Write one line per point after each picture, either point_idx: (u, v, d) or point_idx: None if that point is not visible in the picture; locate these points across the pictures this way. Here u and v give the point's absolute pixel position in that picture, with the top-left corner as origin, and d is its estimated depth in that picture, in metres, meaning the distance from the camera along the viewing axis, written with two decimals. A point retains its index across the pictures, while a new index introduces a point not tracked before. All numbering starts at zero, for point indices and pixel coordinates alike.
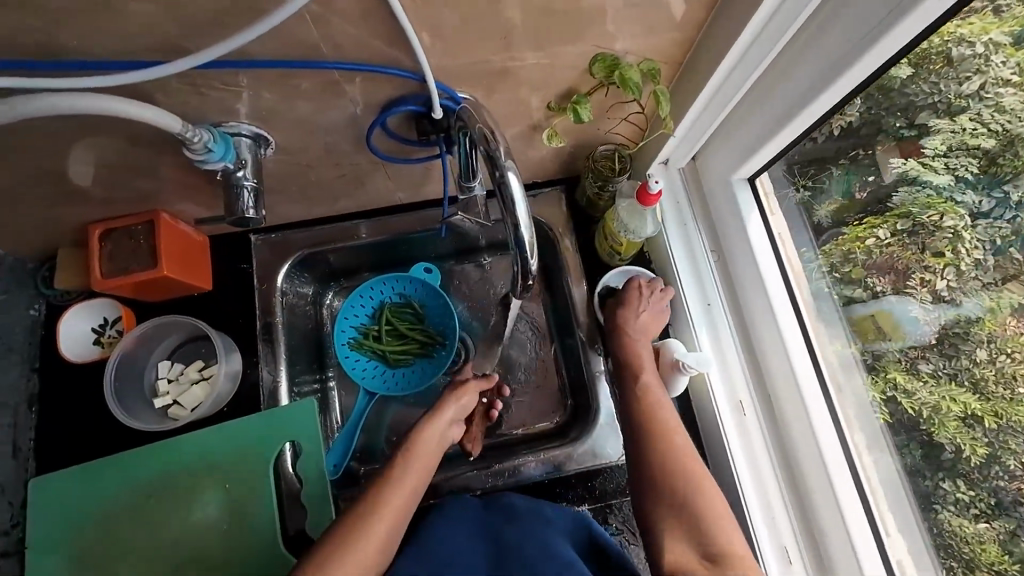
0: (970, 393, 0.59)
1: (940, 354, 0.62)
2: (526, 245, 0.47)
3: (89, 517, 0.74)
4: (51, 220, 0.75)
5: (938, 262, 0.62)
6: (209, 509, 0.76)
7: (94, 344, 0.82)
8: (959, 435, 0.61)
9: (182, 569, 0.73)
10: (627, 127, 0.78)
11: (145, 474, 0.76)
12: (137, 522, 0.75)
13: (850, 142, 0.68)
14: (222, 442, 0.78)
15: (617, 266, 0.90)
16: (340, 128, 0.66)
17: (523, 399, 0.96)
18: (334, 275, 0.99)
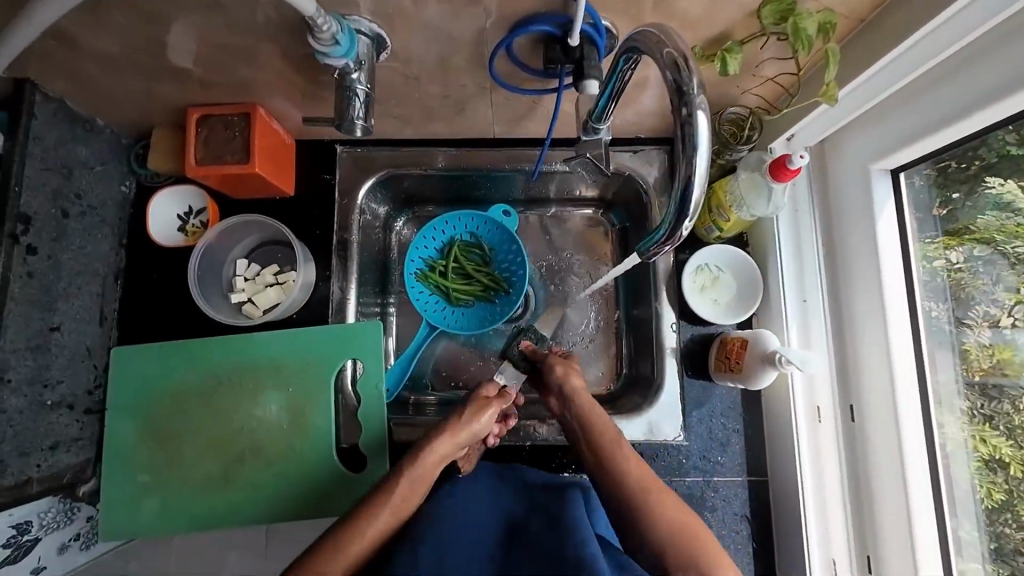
0: (1002, 438, 0.61)
1: (982, 395, 0.63)
2: (691, 205, 0.43)
3: (163, 393, 0.78)
4: (153, 96, 0.73)
5: (1009, 304, 0.61)
6: (271, 408, 0.78)
7: (178, 230, 0.83)
8: (979, 475, 0.63)
9: (242, 456, 0.77)
10: (767, 89, 0.70)
11: (214, 363, 0.79)
12: (204, 406, 0.78)
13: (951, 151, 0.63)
14: (290, 347, 0.79)
15: (715, 243, 0.83)
16: (461, 40, 0.60)
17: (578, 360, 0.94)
18: (409, 202, 0.97)
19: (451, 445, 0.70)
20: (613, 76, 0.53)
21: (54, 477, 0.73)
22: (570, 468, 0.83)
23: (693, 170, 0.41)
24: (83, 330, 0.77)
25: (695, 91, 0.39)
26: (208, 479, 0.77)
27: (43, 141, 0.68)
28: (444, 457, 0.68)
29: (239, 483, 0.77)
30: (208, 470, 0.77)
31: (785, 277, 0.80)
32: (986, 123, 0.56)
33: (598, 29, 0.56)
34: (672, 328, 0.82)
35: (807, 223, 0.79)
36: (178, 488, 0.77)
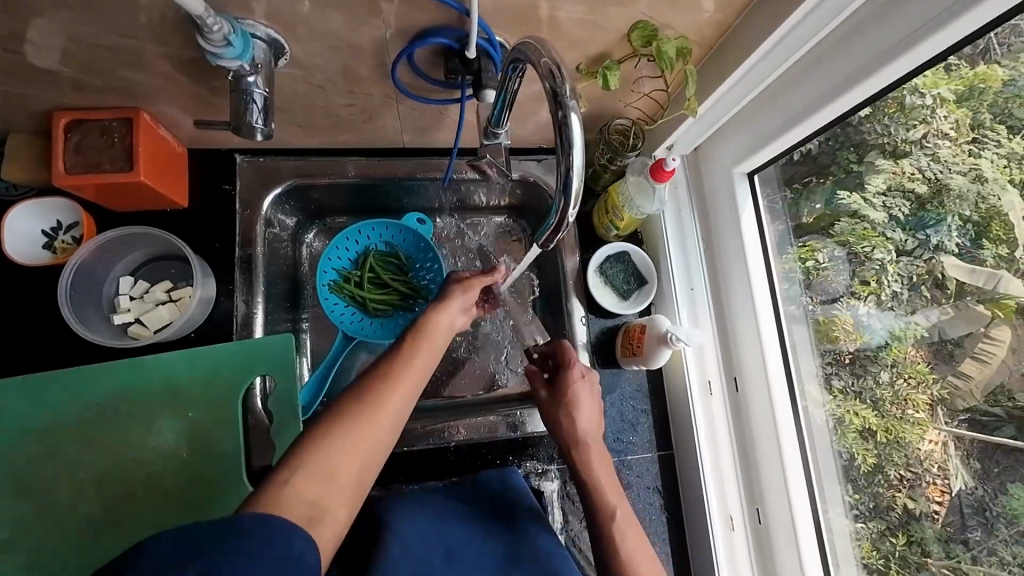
0: (869, 410, 0.71)
1: (850, 373, 0.74)
2: (573, 192, 0.48)
3: (28, 429, 0.69)
4: (9, 98, 0.66)
5: (857, 292, 0.73)
6: (166, 436, 0.72)
7: (44, 248, 0.74)
8: (855, 444, 0.73)
9: (129, 491, 0.70)
10: (644, 103, 0.80)
11: (92, 390, 0.71)
12: (81, 440, 0.70)
13: (807, 170, 0.77)
14: (187, 368, 0.74)
15: (612, 242, 0.91)
16: (364, 49, 0.62)
17: (496, 360, 0.95)
18: (319, 214, 0.95)
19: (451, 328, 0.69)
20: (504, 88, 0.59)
21: None
22: (495, 464, 0.84)
23: (572, 164, 0.47)
24: None
25: (568, 94, 0.45)
26: (83, 522, 0.68)
27: None
28: (440, 341, 0.65)
29: (123, 522, 0.69)
30: (84, 512, 0.68)
31: (674, 271, 0.89)
32: (811, 129, 0.70)
33: (493, 43, 0.62)
34: (582, 321, 0.89)
35: (688, 225, 0.90)
36: (43, 536, 0.67)
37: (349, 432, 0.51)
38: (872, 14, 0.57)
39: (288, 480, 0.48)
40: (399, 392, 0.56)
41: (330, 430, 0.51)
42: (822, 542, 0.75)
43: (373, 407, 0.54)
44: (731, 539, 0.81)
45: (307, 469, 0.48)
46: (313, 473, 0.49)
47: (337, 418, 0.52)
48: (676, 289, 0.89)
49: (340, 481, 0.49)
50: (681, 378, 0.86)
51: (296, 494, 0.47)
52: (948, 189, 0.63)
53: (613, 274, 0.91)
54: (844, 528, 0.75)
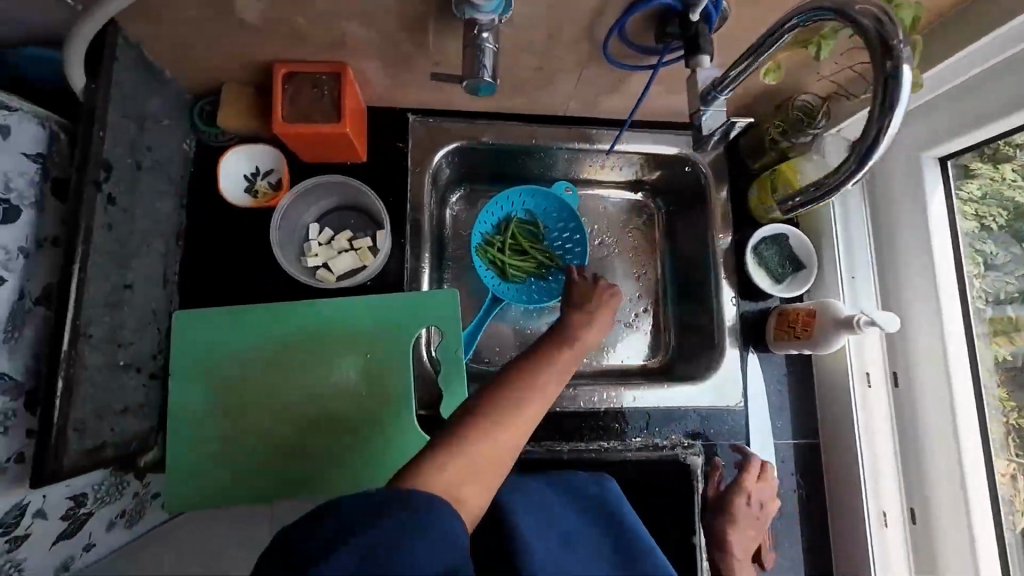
0: None
1: None
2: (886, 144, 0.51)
3: (229, 360, 0.76)
4: (238, 48, 0.71)
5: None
6: (347, 374, 0.77)
7: (246, 192, 0.80)
8: None
9: (315, 424, 0.76)
10: (839, 76, 0.76)
11: (283, 330, 0.77)
12: (274, 374, 0.77)
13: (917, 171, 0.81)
14: (366, 313, 0.79)
15: (769, 224, 0.88)
16: (584, 9, 0.62)
17: (624, 335, 0.98)
18: (469, 177, 0.99)
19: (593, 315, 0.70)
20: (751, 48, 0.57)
21: (126, 443, 0.68)
22: (642, 433, 0.85)
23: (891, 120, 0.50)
24: (150, 290, 0.73)
25: (901, 49, 0.48)
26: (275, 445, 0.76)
27: (122, 86, 0.65)
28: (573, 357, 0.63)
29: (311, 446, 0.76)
30: (276, 435, 0.76)
31: (839, 257, 0.86)
32: None
33: (717, 5, 0.60)
34: (731, 302, 0.88)
35: (857, 212, 0.86)
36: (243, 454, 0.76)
37: (483, 434, 0.50)
38: None
39: (423, 476, 0.46)
40: (526, 403, 0.54)
41: (492, 414, 0.52)
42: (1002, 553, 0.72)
43: (499, 412, 0.52)
44: (884, 537, 0.79)
45: (442, 470, 0.47)
46: (483, 451, 0.49)
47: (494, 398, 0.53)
48: (839, 276, 0.85)
49: (470, 481, 0.47)
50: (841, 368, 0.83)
51: (430, 481, 0.46)
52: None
53: (769, 255, 0.88)
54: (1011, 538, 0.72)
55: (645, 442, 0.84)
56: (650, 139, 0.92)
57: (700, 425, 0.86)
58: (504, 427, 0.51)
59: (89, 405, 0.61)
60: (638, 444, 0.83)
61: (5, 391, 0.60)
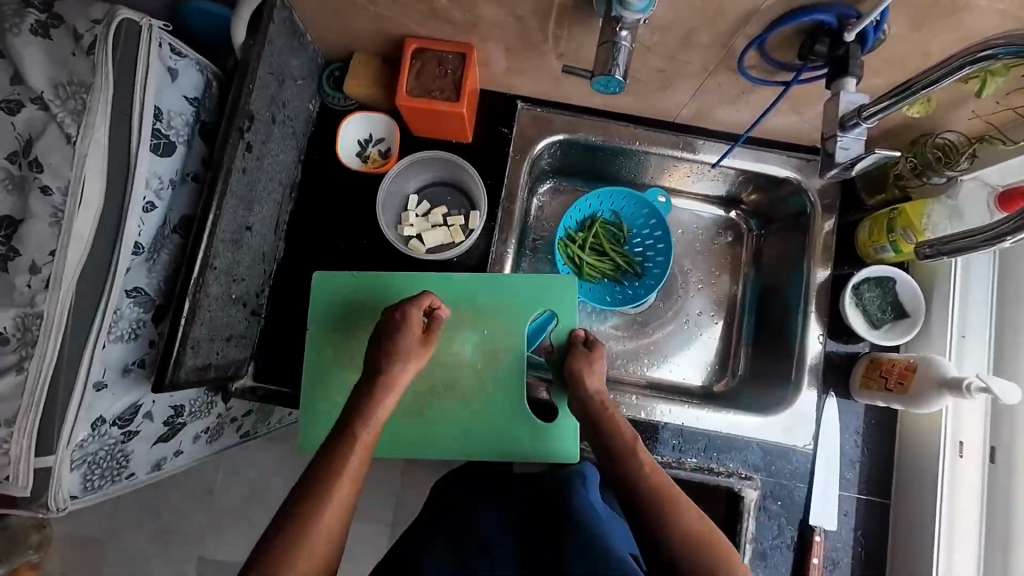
0: None
1: None
2: None
3: (342, 326, 0.78)
4: (376, 20, 0.74)
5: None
6: (465, 346, 0.79)
7: (358, 155, 0.85)
8: None
9: (439, 397, 0.78)
10: (993, 117, 0.69)
11: (372, 295, 0.79)
12: (354, 337, 0.78)
13: None
14: (486, 290, 0.79)
15: (880, 264, 0.82)
16: (727, 17, 0.60)
17: (687, 354, 0.97)
18: (560, 171, 0.99)
19: (383, 395, 0.65)
20: (916, 80, 0.53)
21: (226, 366, 0.75)
22: (698, 455, 0.82)
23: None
24: (264, 234, 0.79)
25: None
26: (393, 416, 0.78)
27: (273, 45, 0.71)
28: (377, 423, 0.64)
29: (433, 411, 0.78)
30: (401, 402, 0.78)
31: (950, 314, 0.79)
32: None
33: (878, 26, 0.56)
34: (818, 339, 0.83)
35: (981, 263, 0.79)
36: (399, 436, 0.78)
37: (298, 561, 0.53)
38: None
39: None
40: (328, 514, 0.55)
41: (288, 531, 0.54)
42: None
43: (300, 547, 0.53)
44: None
45: None
46: None
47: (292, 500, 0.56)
48: (947, 333, 0.79)
49: None
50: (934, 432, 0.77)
51: None
52: None
53: (868, 298, 0.83)
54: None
55: (699, 464, 0.81)
56: (758, 156, 0.88)
57: (762, 461, 0.81)
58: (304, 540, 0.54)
59: (203, 329, 0.67)
60: (691, 466, 0.81)
61: (140, 303, 0.67)
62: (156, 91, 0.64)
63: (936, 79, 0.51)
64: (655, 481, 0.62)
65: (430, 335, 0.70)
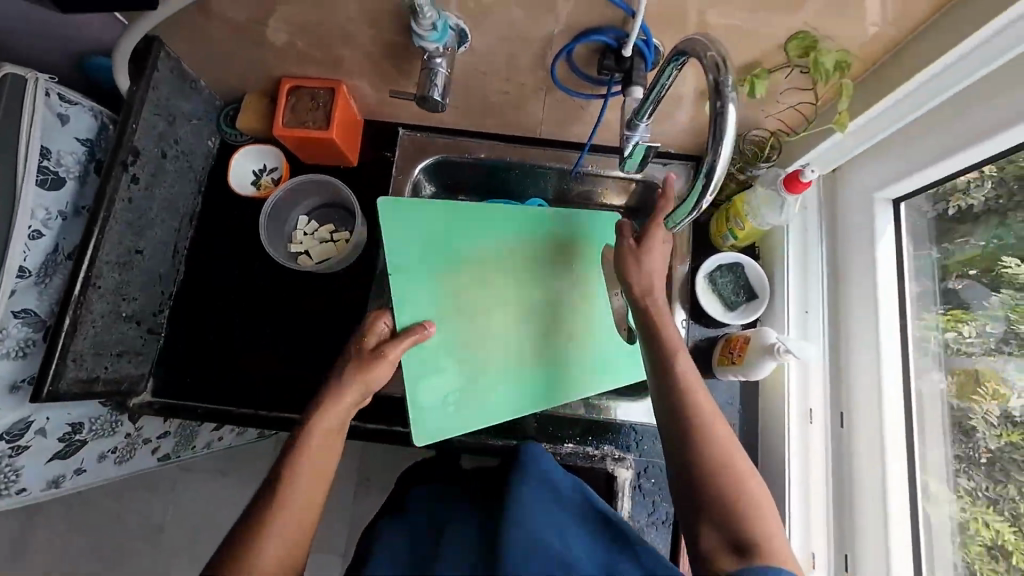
0: (1005, 522, 0.67)
1: (987, 476, 0.70)
2: (712, 180, 0.49)
3: (493, 275, 0.84)
4: (254, 64, 0.85)
5: (992, 347, 0.71)
6: (570, 285, 0.86)
7: (252, 184, 0.94)
8: (981, 560, 0.69)
9: (551, 330, 0.84)
10: (787, 115, 0.79)
11: (537, 244, 0.86)
12: (521, 282, 0.84)
13: (965, 228, 0.74)
14: (565, 223, 0.87)
15: (729, 251, 0.91)
16: (532, 43, 0.71)
17: None
18: (452, 189, 1.04)
19: (351, 384, 0.67)
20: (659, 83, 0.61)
21: (116, 382, 0.81)
22: (574, 439, 0.87)
23: (720, 155, 0.47)
24: (159, 258, 0.87)
25: (730, 87, 0.45)
26: (550, 365, 0.83)
27: (158, 90, 0.80)
28: (344, 414, 0.67)
29: (553, 342, 0.84)
30: (546, 355, 0.83)
31: (790, 291, 0.86)
32: (992, 151, 0.65)
33: (649, 43, 0.66)
34: (681, 324, 0.90)
35: (815, 246, 0.86)
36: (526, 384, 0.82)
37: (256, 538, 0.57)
38: None
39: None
40: (299, 492, 0.60)
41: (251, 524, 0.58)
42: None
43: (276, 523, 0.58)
44: None
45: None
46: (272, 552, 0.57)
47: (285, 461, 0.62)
48: (789, 309, 0.86)
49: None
50: (779, 398, 0.83)
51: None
52: None
53: (722, 284, 0.90)
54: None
55: (573, 449, 0.86)
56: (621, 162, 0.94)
57: (634, 441, 0.87)
58: (272, 525, 0.58)
59: (85, 344, 0.73)
60: (566, 450, 0.86)
61: (29, 322, 0.74)
62: (45, 133, 0.73)
63: (665, 89, 0.60)
64: (700, 405, 0.64)
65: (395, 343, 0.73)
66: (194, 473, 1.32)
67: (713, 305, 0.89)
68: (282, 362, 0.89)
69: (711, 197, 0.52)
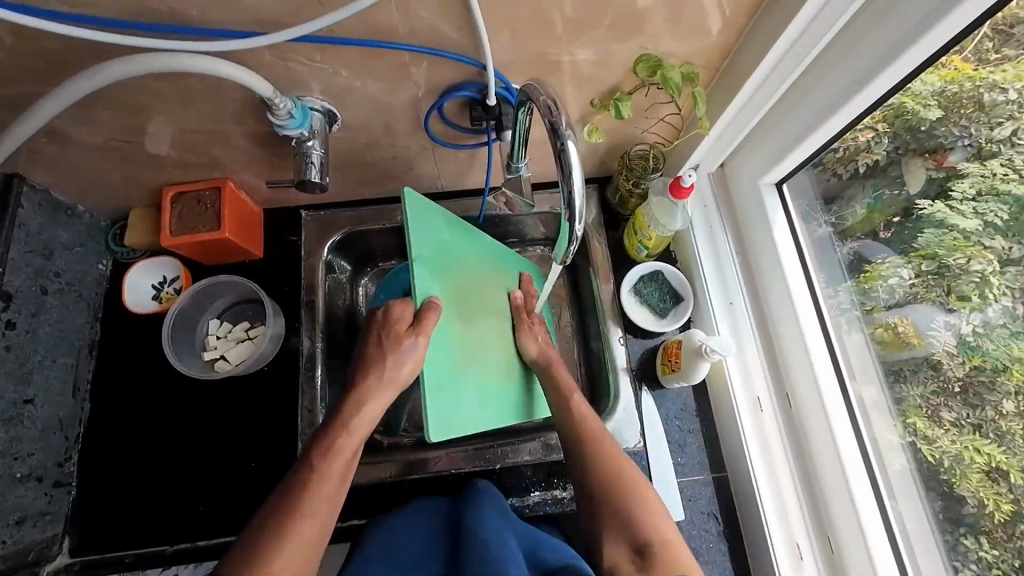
0: (994, 445, 0.60)
1: (963, 403, 0.63)
2: (575, 216, 0.50)
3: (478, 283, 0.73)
4: (130, 180, 0.82)
5: (912, 279, 0.68)
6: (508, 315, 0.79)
7: (153, 298, 0.89)
8: (982, 489, 0.61)
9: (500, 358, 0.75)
10: (661, 129, 0.84)
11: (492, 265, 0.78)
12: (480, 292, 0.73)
13: (875, 181, 0.73)
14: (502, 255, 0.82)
15: (645, 262, 0.93)
16: (401, 108, 0.72)
17: None
18: (370, 258, 1.02)
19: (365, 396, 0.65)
20: (522, 124, 0.63)
21: (20, 554, 0.72)
22: (540, 486, 0.83)
23: (573, 188, 0.48)
24: (55, 401, 0.79)
25: (565, 127, 0.46)
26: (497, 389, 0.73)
27: (25, 226, 0.76)
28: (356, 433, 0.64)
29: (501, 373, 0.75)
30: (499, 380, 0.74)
31: (710, 287, 0.89)
32: (836, 129, 0.68)
33: (509, 90, 0.69)
34: (620, 343, 0.88)
35: (722, 243, 0.90)
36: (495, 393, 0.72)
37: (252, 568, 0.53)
38: (870, 19, 0.57)
39: None
40: (312, 508, 0.58)
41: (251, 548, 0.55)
42: (897, 545, 0.68)
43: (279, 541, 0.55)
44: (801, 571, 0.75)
45: None
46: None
47: (316, 459, 0.60)
48: (714, 306, 0.88)
49: None
50: (727, 392, 0.83)
51: None
52: (957, 176, 0.63)
53: (648, 293, 0.92)
54: (914, 515, 0.69)
55: (542, 496, 0.83)
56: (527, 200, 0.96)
57: None
58: (297, 519, 0.57)
59: None
60: (534, 500, 0.83)
61: None
62: None
63: (527, 131, 0.63)
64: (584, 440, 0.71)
65: (420, 326, 0.62)
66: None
67: (643, 318, 0.90)
68: (215, 482, 0.82)
69: (583, 228, 0.52)
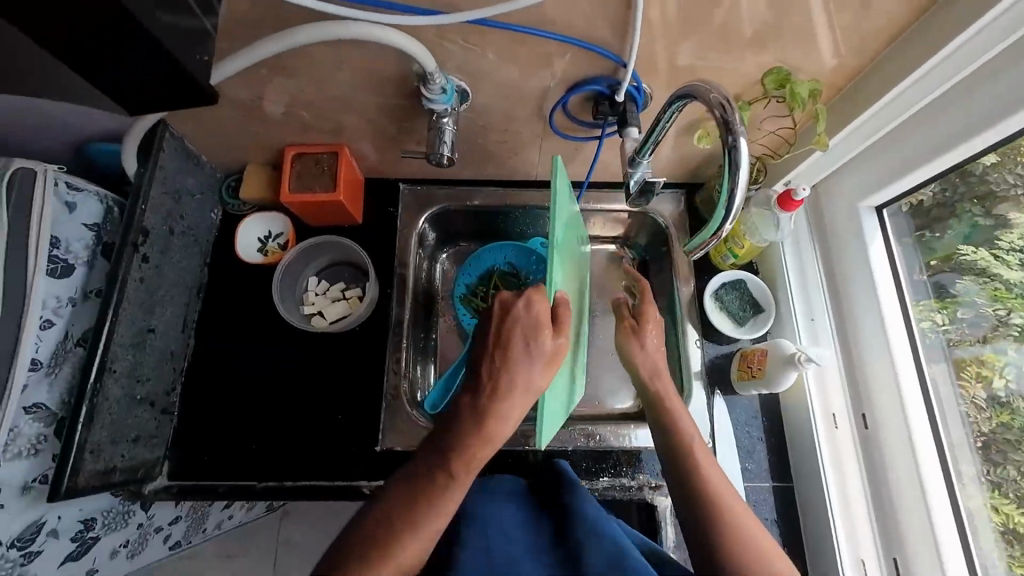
0: (1015, 506, 0.69)
1: (987, 460, 0.72)
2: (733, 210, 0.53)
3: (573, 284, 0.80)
4: (258, 137, 0.87)
5: (943, 324, 0.78)
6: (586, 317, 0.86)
7: (258, 251, 0.94)
8: (999, 547, 0.70)
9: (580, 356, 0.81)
10: (767, 141, 0.86)
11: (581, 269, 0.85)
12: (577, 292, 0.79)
13: (920, 220, 0.81)
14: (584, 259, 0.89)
15: (728, 270, 0.95)
16: (529, 95, 0.75)
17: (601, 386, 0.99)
18: (456, 237, 1.07)
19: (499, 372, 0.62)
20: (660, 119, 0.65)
21: (133, 468, 0.78)
22: (609, 472, 0.86)
23: (737, 180, 0.50)
24: (170, 334, 0.85)
25: (739, 121, 0.49)
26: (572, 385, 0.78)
27: (165, 169, 0.81)
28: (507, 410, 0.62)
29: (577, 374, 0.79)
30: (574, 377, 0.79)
31: (794, 301, 0.90)
32: (955, 160, 0.70)
33: (639, 89, 0.73)
34: (697, 344, 0.91)
35: (810, 260, 0.91)
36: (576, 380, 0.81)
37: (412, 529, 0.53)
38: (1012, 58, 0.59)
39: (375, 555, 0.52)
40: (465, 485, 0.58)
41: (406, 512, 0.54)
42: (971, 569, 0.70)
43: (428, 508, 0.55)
44: None
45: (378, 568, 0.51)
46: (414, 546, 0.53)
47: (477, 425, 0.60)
48: (796, 319, 0.89)
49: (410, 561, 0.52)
50: (804, 406, 0.85)
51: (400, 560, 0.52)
52: (1006, 228, 0.72)
53: (728, 299, 0.94)
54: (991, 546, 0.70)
55: (609, 483, 0.85)
56: (615, 199, 1.00)
57: None
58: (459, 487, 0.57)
59: (103, 432, 0.71)
60: (604, 485, 0.85)
61: (40, 417, 0.71)
62: (53, 223, 0.73)
63: (666, 129, 0.65)
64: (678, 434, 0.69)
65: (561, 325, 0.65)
66: (228, 560, 1.31)
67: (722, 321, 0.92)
68: (303, 428, 0.86)
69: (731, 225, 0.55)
